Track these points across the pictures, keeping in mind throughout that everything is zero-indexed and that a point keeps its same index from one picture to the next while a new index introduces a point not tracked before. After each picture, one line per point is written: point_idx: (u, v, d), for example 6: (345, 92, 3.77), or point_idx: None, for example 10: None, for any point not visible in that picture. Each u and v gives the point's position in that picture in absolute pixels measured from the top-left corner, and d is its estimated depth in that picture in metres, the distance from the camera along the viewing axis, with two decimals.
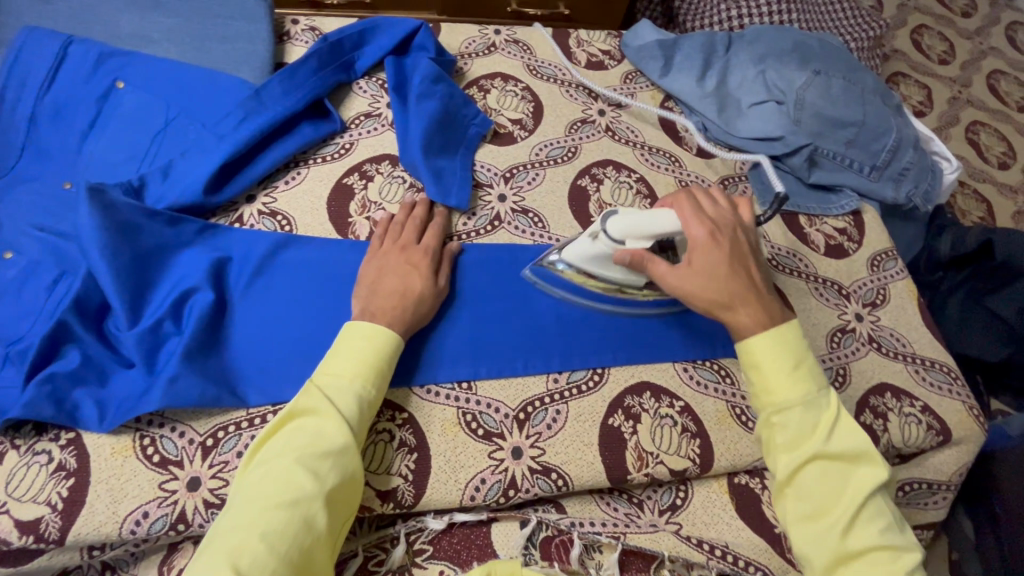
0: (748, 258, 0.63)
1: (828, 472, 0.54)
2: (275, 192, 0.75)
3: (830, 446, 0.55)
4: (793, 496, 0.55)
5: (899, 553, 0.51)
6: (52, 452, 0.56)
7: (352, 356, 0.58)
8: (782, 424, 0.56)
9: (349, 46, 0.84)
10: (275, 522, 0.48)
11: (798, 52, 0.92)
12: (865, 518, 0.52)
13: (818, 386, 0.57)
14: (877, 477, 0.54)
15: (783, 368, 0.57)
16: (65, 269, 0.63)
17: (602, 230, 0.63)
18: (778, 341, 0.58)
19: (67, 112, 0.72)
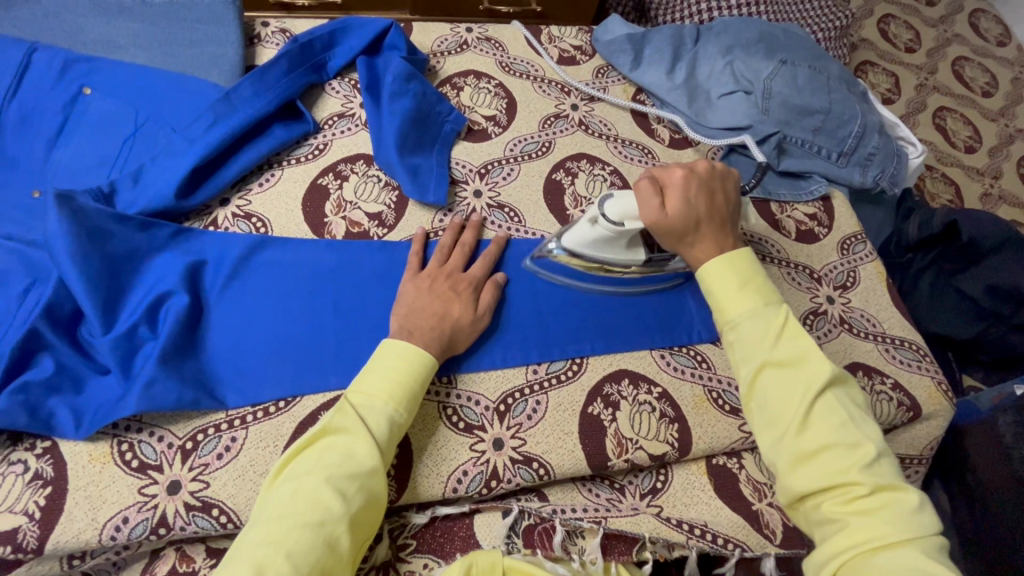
0: (718, 198, 0.65)
1: (782, 377, 0.54)
2: (249, 194, 0.74)
3: (776, 353, 0.55)
4: (756, 407, 0.55)
5: (855, 449, 0.50)
6: (28, 461, 0.56)
7: (387, 376, 0.58)
8: (735, 338, 0.57)
9: (319, 47, 0.84)
10: (300, 542, 0.47)
11: (764, 43, 0.93)
12: (820, 415, 0.51)
13: (764, 302, 0.58)
14: (827, 373, 0.53)
15: (730, 287, 0.59)
16: (35, 277, 0.62)
17: (600, 213, 0.65)
18: (725, 265, 0.60)
19: (33, 120, 0.71)
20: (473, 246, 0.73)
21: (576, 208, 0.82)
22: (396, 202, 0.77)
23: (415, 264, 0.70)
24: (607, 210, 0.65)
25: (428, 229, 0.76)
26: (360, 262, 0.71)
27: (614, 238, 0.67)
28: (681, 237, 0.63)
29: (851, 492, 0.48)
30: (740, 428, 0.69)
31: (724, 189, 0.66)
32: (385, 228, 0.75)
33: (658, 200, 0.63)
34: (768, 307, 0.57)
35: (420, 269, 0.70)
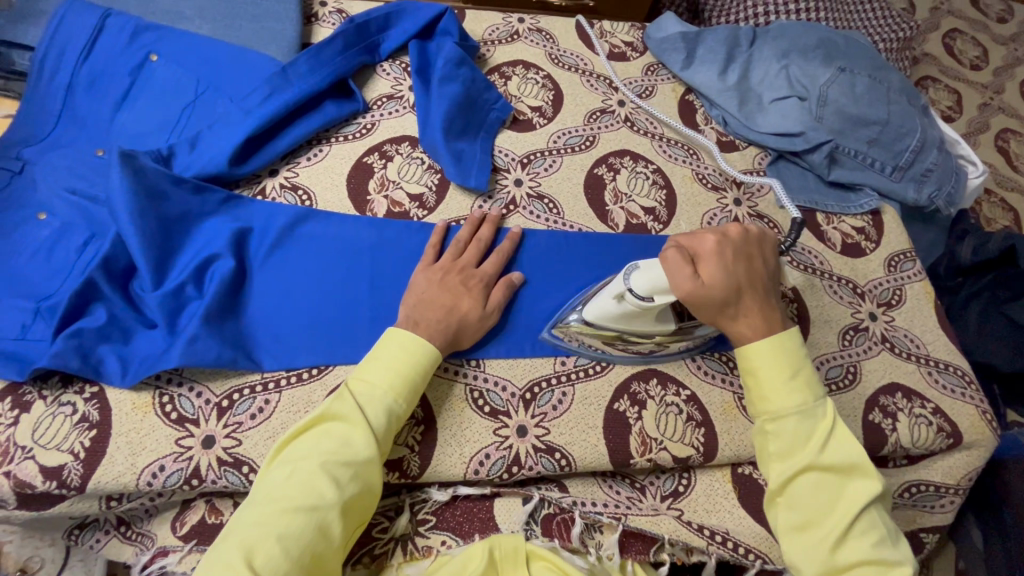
0: (752, 264, 0.63)
1: (822, 485, 0.55)
2: (297, 167, 0.76)
3: (823, 459, 0.55)
4: (788, 504, 0.56)
5: (890, 568, 0.52)
6: (76, 403, 0.59)
7: (390, 366, 0.58)
8: (777, 433, 0.57)
9: (374, 29, 0.85)
10: (294, 528, 0.49)
11: (823, 49, 0.91)
12: (858, 531, 0.53)
13: (814, 398, 0.58)
14: (872, 490, 0.54)
15: (779, 376, 0.58)
16: (95, 232, 0.65)
17: (627, 289, 0.61)
18: (777, 352, 0.59)
19: (101, 82, 0.74)
20: (490, 240, 0.72)
21: (616, 204, 0.82)
22: (438, 185, 0.78)
23: (430, 256, 0.69)
24: (634, 284, 0.60)
25: (468, 215, 0.77)
26: (395, 241, 0.72)
27: (639, 312, 0.63)
28: (722, 309, 0.61)
29: None
30: None
31: (760, 254, 0.64)
32: (425, 210, 0.76)
33: (691, 269, 0.59)
34: (818, 406, 0.57)
35: (434, 261, 0.69)
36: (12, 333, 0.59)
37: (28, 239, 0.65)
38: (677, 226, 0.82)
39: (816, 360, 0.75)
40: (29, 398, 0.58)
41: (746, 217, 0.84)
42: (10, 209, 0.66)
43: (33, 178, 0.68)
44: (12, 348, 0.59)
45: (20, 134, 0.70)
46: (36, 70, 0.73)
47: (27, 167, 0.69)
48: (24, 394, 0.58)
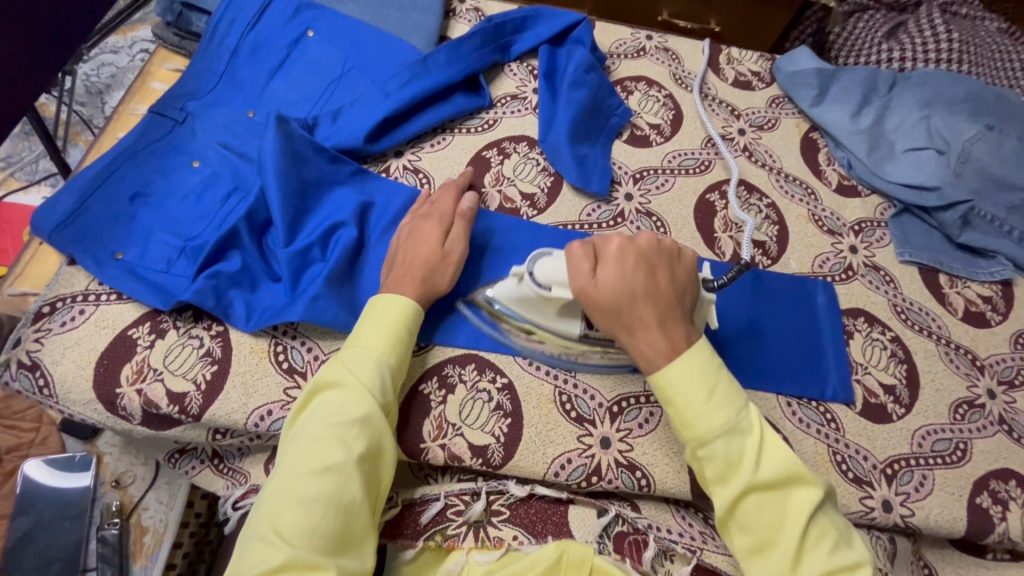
0: (661, 270, 0.59)
1: (765, 502, 0.53)
2: (421, 152, 0.80)
3: (759, 476, 0.52)
4: (739, 529, 0.53)
5: (851, 573, 0.50)
6: (203, 338, 0.63)
7: (379, 326, 0.59)
8: (708, 458, 0.54)
9: (510, 30, 0.88)
10: (313, 489, 0.50)
11: (970, 105, 0.87)
12: (812, 540, 0.51)
13: (737, 410, 0.54)
14: (812, 497, 0.52)
15: (695, 399, 0.54)
16: (239, 186, 0.71)
17: (527, 272, 0.60)
18: (687, 369, 0.55)
19: (262, 51, 0.80)
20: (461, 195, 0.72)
21: (724, 232, 0.80)
22: (550, 187, 0.79)
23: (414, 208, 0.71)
24: (535, 270, 0.60)
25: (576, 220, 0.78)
26: (506, 231, 0.73)
27: (541, 301, 0.61)
28: (616, 318, 0.58)
29: None
30: (861, 501, 0.65)
31: (670, 266, 0.60)
32: (535, 210, 0.78)
33: (589, 264, 0.58)
34: (739, 418, 0.54)
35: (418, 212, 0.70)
36: (158, 266, 0.65)
37: (180, 183, 0.70)
38: (787, 265, 0.79)
39: (922, 431, 0.70)
40: (165, 326, 0.63)
41: (861, 266, 0.80)
42: (169, 154, 0.72)
43: (192, 128, 0.74)
44: (157, 280, 0.64)
45: (186, 89, 0.77)
46: (209, 34, 0.80)
47: (188, 119, 0.75)
48: (161, 322, 0.63)
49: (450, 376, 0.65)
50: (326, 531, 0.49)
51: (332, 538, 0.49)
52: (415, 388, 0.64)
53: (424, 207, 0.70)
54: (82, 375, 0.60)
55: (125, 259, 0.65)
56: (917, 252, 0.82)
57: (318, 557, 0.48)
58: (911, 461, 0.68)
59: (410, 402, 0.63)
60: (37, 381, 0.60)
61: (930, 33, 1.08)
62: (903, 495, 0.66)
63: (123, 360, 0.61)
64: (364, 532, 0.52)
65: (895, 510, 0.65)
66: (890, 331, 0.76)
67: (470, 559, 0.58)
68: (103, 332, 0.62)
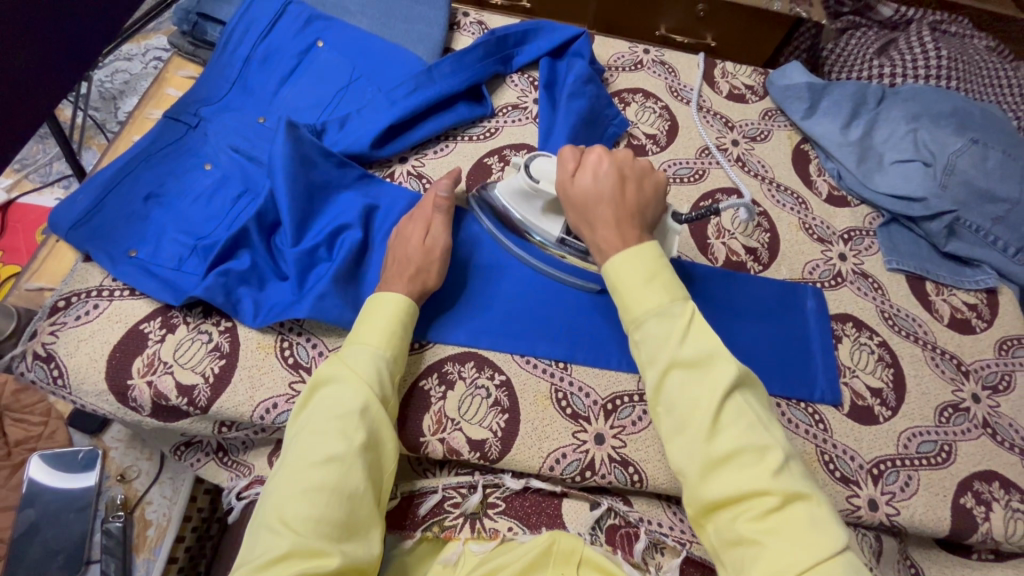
0: (631, 185, 0.63)
1: (688, 382, 0.53)
2: (425, 158, 0.82)
3: (683, 353, 0.53)
4: (664, 412, 0.54)
5: (764, 452, 0.50)
6: (212, 333, 0.66)
7: (377, 323, 0.61)
8: (641, 339, 0.56)
9: (512, 42, 0.91)
10: (317, 478, 0.52)
11: (955, 119, 0.90)
12: (726, 420, 0.51)
13: (672, 298, 0.56)
14: (733, 372, 0.52)
15: (633, 281, 0.57)
16: (249, 188, 0.74)
17: (526, 163, 0.66)
18: (631, 259, 0.58)
19: (273, 60, 0.84)
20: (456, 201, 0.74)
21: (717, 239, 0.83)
22: None
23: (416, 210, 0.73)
24: (533, 162, 0.66)
25: None
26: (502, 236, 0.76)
27: (530, 192, 0.67)
28: (582, 215, 0.62)
29: (763, 505, 0.48)
30: (848, 499, 0.67)
31: (641, 183, 0.63)
32: None
33: (573, 165, 0.63)
34: (674, 304, 0.55)
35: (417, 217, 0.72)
36: (169, 263, 0.68)
37: (192, 185, 0.73)
38: (777, 271, 0.82)
39: (907, 432, 0.72)
40: (175, 321, 0.66)
41: (850, 273, 0.83)
42: (183, 156, 0.75)
43: (205, 133, 0.77)
44: (168, 277, 0.67)
45: (200, 95, 0.80)
46: (223, 43, 0.83)
47: (201, 124, 0.78)
48: (171, 317, 0.66)
49: (449, 373, 0.67)
50: (330, 518, 0.51)
51: (337, 525, 0.51)
52: (416, 384, 0.66)
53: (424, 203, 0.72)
54: (95, 366, 0.63)
55: (138, 256, 0.67)
56: (904, 260, 0.84)
57: (322, 543, 0.49)
58: (897, 461, 0.70)
59: (410, 397, 0.65)
60: (52, 373, 0.62)
61: (919, 51, 1.11)
62: (888, 494, 0.68)
63: (135, 353, 0.64)
64: (369, 520, 0.54)
65: (881, 509, 0.67)
66: (878, 336, 0.78)
67: (466, 548, 0.60)
68: (116, 326, 0.65)
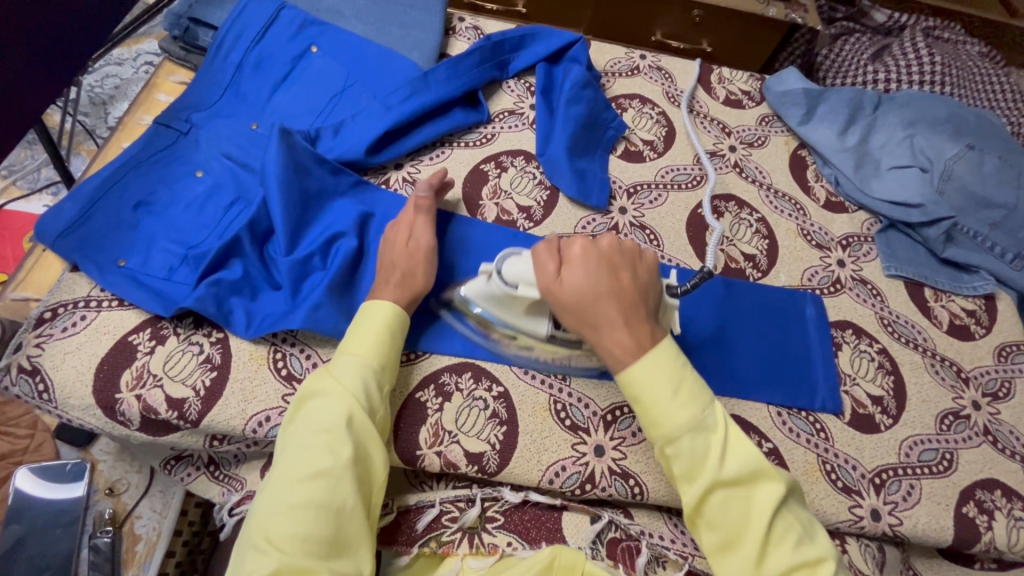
0: (624, 269, 0.60)
1: (730, 499, 0.53)
2: (420, 164, 0.81)
3: (724, 473, 0.53)
4: (707, 526, 0.54)
5: (815, 566, 0.52)
6: (203, 345, 0.64)
7: (364, 334, 0.60)
8: (675, 455, 0.54)
9: (508, 47, 0.90)
10: (304, 495, 0.50)
11: (951, 125, 0.90)
12: (777, 536, 0.52)
13: (702, 408, 0.55)
14: (776, 493, 0.53)
15: (663, 393, 0.55)
16: (241, 196, 0.72)
17: (496, 271, 0.60)
18: (654, 371, 0.55)
19: (266, 65, 0.82)
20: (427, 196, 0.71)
21: (717, 246, 0.82)
22: (546, 201, 0.81)
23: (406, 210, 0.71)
24: (503, 269, 0.60)
25: (572, 233, 0.79)
26: (487, 244, 0.75)
27: (508, 299, 0.62)
28: (582, 318, 0.58)
29: None
30: (850, 509, 0.66)
31: (632, 269, 0.60)
32: (531, 222, 0.80)
33: (555, 264, 0.59)
34: (706, 416, 0.54)
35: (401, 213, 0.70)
36: (159, 273, 0.66)
37: (182, 192, 0.72)
38: (777, 277, 0.81)
39: (909, 441, 0.71)
40: (165, 332, 0.64)
41: (849, 280, 0.83)
42: (173, 163, 0.73)
43: (196, 139, 0.76)
44: (158, 286, 0.65)
45: (191, 100, 0.79)
46: (214, 48, 0.82)
47: (192, 130, 0.76)
48: (161, 329, 0.64)
49: (446, 384, 0.66)
50: (318, 535, 0.49)
51: (325, 542, 0.50)
52: (412, 396, 0.65)
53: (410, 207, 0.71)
54: (82, 380, 0.61)
55: (126, 266, 0.66)
56: (902, 266, 0.84)
57: (310, 561, 0.48)
58: (899, 471, 0.69)
59: (407, 410, 0.64)
60: (37, 387, 0.61)
61: (914, 56, 1.11)
62: (890, 504, 0.67)
63: (123, 366, 0.62)
64: (359, 536, 0.52)
65: (883, 519, 0.66)
66: (877, 344, 0.78)
67: (465, 565, 0.58)
68: (103, 338, 0.63)
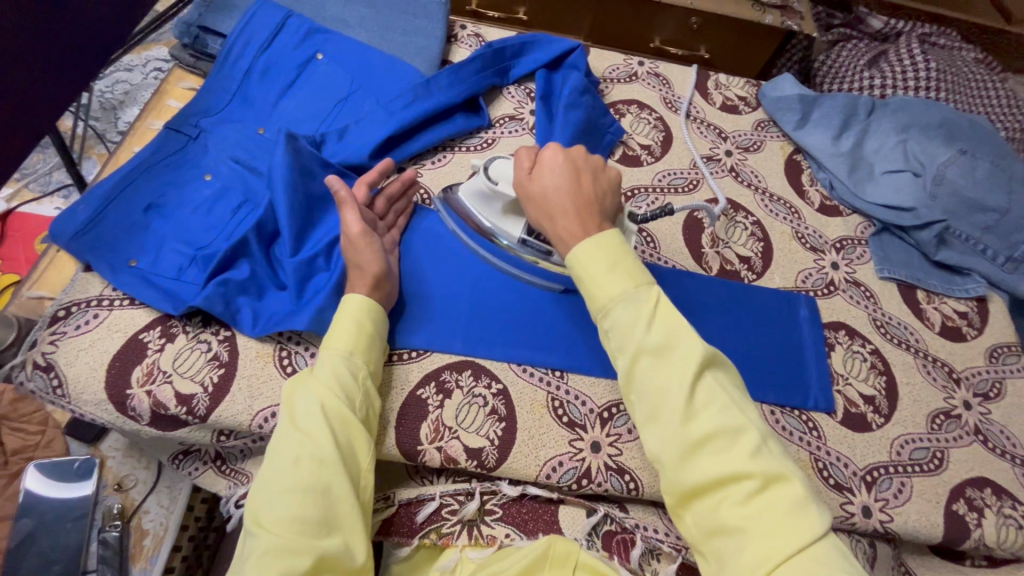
0: (584, 177, 0.62)
1: (657, 367, 0.51)
2: (423, 168, 0.84)
3: (649, 339, 0.52)
4: (637, 399, 0.53)
5: (737, 434, 0.48)
6: (211, 343, 0.66)
7: (340, 330, 0.62)
8: (610, 327, 0.55)
9: (509, 54, 0.92)
10: (290, 479, 0.52)
11: (943, 130, 0.91)
12: (701, 403, 0.50)
13: (637, 283, 0.55)
14: (697, 354, 0.51)
15: (597, 268, 0.56)
16: (248, 199, 0.75)
17: (484, 166, 0.68)
18: (594, 250, 0.57)
19: (274, 71, 0.85)
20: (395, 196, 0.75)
21: (712, 248, 0.84)
22: None
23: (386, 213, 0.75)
24: (490, 166, 0.68)
25: None
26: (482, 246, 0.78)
27: (491, 194, 0.69)
28: (541, 210, 0.61)
29: (738, 487, 0.47)
30: (842, 506, 0.67)
31: (594, 177, 0.63)
32: None
33: (528, 165, 0.64)
34: (641, 290, 0.55)
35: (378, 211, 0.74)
36: (169, 273, 0.68)
37: (191, 195, 0.74)
38: (771, 279, 0.83)
39: (900, 439, 0.73)
40: (175, 330, 0.66)
41: (842, 281, 0.84)
42: (183, 167, 0.76)
43: (205, 144, 0.78)
44: (168, 286, 0.67)
45: (201, 106, 0.81)
46: (224, 55, 0.84)
47: (201, 135, 0.79)
48: (171, 327, 0.66)
49: (447, 381, 0.68)
50: (306, 517, 0.50)
51: (314, 523, 0.50)
52: (412, 393, 0.67)
53: (384, 204, 0.74)
54: (94, 376, 0.63)
55: (138, 266, 0.68)
56: (895, 268, 0.86)
57: (300, 542, 0.49)
58: (890, 468, 0.70)
59: (408, 406, 0.66)
60: (52, 382, 0.63)
61: (909, 63, 1.13)
62: (882, 501, 0.68)
63: (134, 362, 0.64)
64: (350, 517, 0.53)
65: (874, 515, 0.67)
66: (870, 344, 0.79)
67: (464, 555, 0.60)
68: (115, 336, 0.65)
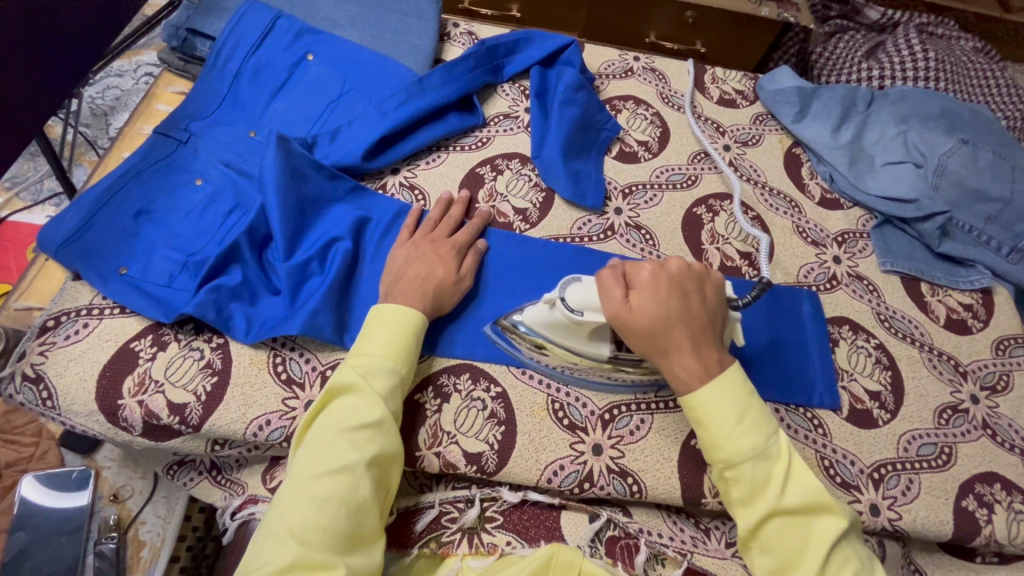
0: (693, 296, 0.60)
1: (788, 527, 0.53)
2: (417, 169, 0.82)
3: (785, 500, 0.53)
4: (760, 549, 0.54)
5: None
6: (204, 350, 0.65)
7: (391, 335, 0.60)
8: (735, 479, 0.55)
9: (502, 52, 0.91)
10: (330, 489, 0.51)
11: (944, 120, 0.90)
12: (834, 564, 0.52)
13: (767, 435, 0.55)
14: (838, 525, 0.52)
15: (727, 421, 0.55)
16: (240, 203, 0.73)
17: (559, 298, 0.61)
18: (721, 398, 0.56)
19: (263, 73, 0.83)
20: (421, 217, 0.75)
21: (712, 244, 0.82)
22: (541, 202, 0.82)
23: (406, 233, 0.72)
24: (568, 295, 0.61)
25: (568, 233, 0.80)
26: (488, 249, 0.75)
27: (570, 326, 0.62)
28: (650, 342, 0.59)
29: None
30: (850, 504, 0.66)
31: (700, 291, 0.61)
32: (527, 223, 0.80)
33: (622, 290, 0.60)
34: (769, 441, 0.55)
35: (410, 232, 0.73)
36: (160, 280, 0.67)
37: (181, 200, 0.72)
38: (773, 275, 0.81)
39: (907, 435, 0.71)
40: (166, 338, 0.65)
41: (845, 276, 0.83)
42: (172, 173, 0.74)
43: (195, 147, 0.77)
44: (159, 294, 0.66)
45: (190, 109, 0.80)
46: (213, 58, 0.83)
47: (191, 139, 0.78)
48: (163, 335, 0.65)
49: (444, 385, 0.67)
50: (336, 529, 0.50)
51: (342, 535, 0.50)
52: (412, 398, 0.65)
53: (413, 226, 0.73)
54: (85, 387, 0.62)
55: (128, 274, 0.67)
56: (898, 261, 0.84)
57: (327, 555, 0.49)
58: (897, 465, 0.69)
59: (407, 413, 0.65)
60: (41, 395, 0.62)
61: (908, 53, 1.12)
62: (890, 499, 0.67)
63: (125, 372, 0.63)
64: (373, 530, 0.53)
65: (882, 513, 0.66)
66: (875, 339, 0.78)
67: (464, 564, 0.58)
68: (106, 345, 0.64)
